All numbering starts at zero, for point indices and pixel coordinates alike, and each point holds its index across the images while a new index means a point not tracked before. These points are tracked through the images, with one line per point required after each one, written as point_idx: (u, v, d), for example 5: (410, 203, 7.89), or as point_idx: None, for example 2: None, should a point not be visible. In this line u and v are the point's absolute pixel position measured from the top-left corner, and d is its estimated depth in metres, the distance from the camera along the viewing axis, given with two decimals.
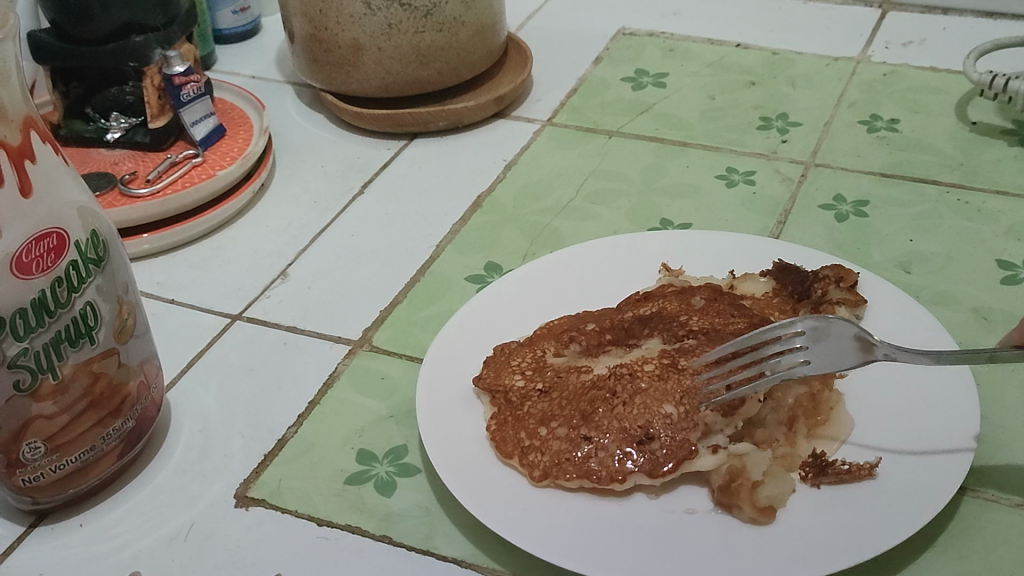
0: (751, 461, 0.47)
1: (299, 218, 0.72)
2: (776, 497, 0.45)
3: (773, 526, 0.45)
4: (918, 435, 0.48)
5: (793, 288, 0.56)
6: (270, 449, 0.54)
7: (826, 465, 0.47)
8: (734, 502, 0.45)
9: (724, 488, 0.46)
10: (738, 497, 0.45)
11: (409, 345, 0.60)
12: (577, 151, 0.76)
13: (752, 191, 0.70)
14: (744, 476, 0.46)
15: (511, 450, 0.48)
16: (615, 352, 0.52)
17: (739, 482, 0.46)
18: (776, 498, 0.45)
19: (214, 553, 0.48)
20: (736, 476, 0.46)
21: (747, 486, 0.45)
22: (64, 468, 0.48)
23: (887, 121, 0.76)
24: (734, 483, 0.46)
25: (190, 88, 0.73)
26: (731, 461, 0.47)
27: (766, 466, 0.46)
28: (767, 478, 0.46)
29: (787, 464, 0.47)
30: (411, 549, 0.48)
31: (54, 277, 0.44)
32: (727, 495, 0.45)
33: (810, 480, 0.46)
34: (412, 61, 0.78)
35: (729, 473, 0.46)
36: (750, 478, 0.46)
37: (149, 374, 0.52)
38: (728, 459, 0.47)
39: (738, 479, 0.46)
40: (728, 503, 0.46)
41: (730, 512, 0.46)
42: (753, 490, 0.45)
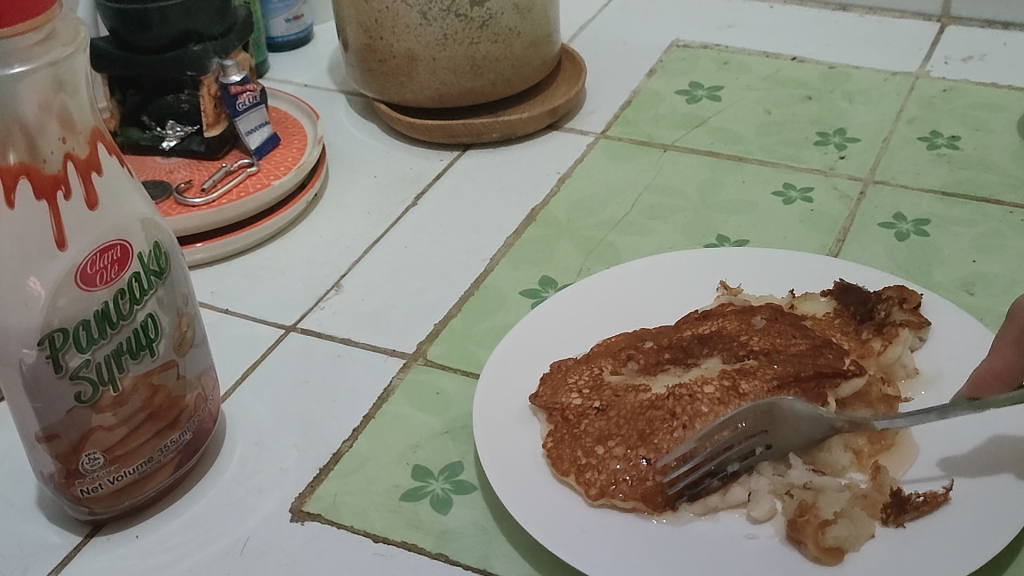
0: (824, 500, 0.45)
1: (353, 229, 0.72)
2: (846, 538, 0.44)
3: (838, 567, 0.43)
4: (985, 462, 0.47)
5: (854, 310, 0.55)
6: (325, 463, 0.53)
7: (906, 502, 0.45)
8: (800, 538, 0.44)
9: (792, 522, 0.45)
10: (804, 534, 0.44)
11: (465, 360, 0.59)
12: (632, 164, 0.76)
13: (810, 207, 0.69)
14: (813, 512, 0.45)
15: (567, 467, 0.48)
16: (674, 370, 0.52)
17: (807, 519, 0.44)
18: (848, 534, 0.44)
19: (270, 568, 0.48)
20: (805, 512, 0.45)
21: (815, 522, 0.44)
22: (121, 479, 0.48)
23: (947, 137, 0.75)
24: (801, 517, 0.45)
25: (246, 97, 0.73)
26: (802, 500, 0.46)
27: (840, 506, 0.45)
28: (839, 516, 0.45)
29: (867, 504, 0.45)
30: (467, 568, 0.47)
31: (117, 289, 0.44)
32: (794, 529, 0.44)
33: (885, 519, 0.45)
34: (467, 72, 0.78)
35: (798, 510, 0.45)
36: (819, 515, 0.44)
37: (207, 386, 0.52)
38: (801, 496, 0.46)
39: (806, 515, 0.45)
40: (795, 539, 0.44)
41: (798, 547, 0.44)
42: (821, 526, 0.44)
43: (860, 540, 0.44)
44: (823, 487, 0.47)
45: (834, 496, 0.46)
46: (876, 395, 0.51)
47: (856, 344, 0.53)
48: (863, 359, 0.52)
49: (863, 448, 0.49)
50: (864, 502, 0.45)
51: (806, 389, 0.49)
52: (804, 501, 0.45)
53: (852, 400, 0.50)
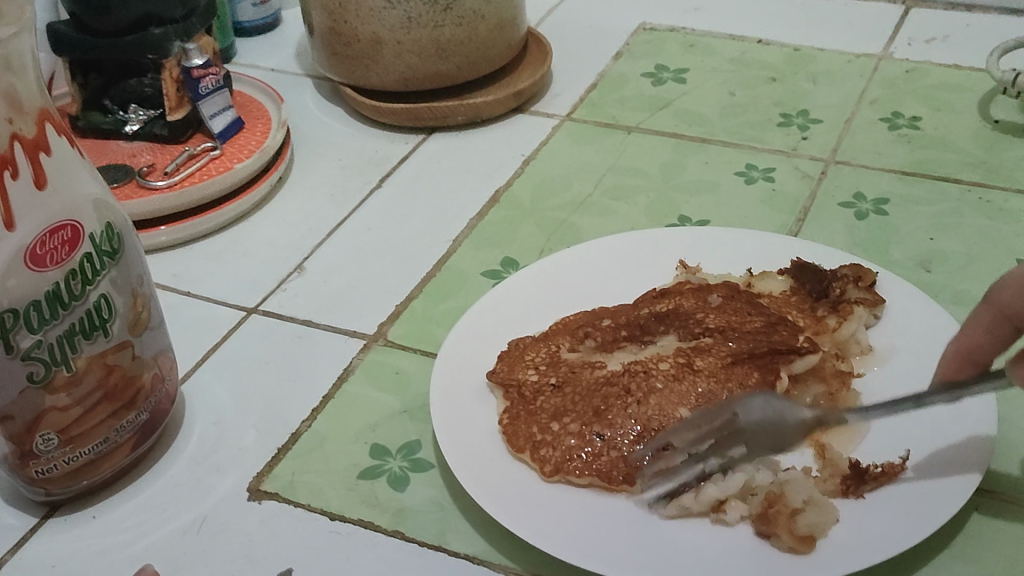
0: (791, 488, 0.45)
1: (317, 212, 0.72)
2: (817, 525, 0.43)
3: (812, 556, 0.43)
4: (935, 437, 0.48)
5: (810, 287, 0.55)
6: (283, 443, 0.54)
7: (865, 473, 0.45)
8: (772, 530, 0.44)
9: (764, 515, 0.44)
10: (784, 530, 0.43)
11: (424, 340, 0.59)
12: (596, 146, 0.76)
13: (771, 187, 0.69)
14: (785, 501, 0.44)
15: (522, 444, 0.48)
16: (631, 347, 0.52)
17: (778, 509, 0.44)
18: (824, 524, 0.44)
19: (226, 546, 0.48)
20: (774, 502, 0.44)
21: (786, 512, 0.44)
22: (77, 460, 0.48)
23: (908, 118, 0.75)
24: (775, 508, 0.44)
25: (209, 81, 0.73)
26: (769, 492, 0.45)
27: (809, 494, 0.45)
28: (808, 504, 0.44)
29: (829, 482, 0.46)
30: (422, 545, 0.48)
31: (68, 269, 0.44)
32: (767, 523, 0.44)
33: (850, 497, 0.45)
34: (431, 55, 0.78)
35: (768, 502, 0.45)
36: (789, 504, 0.44)
37: (164, 367, 0.52)
38: (766, 488, 0.46)
39: (777, 505, 0.44)
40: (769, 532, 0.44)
41: (767, 538, 0.44)
42: (792, 515, 0.44)
43: (832, 522, 0.44)
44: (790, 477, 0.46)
45: (799, 483, 0.46)
46: (829, 370, 0.51)
47: (811, 320, 0.53)
48: (818, 336, 0.52)
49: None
50: (826, 483, 0.46)
51: (761, 366, 0.49)
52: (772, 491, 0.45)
53: (806, 376, 0.50)
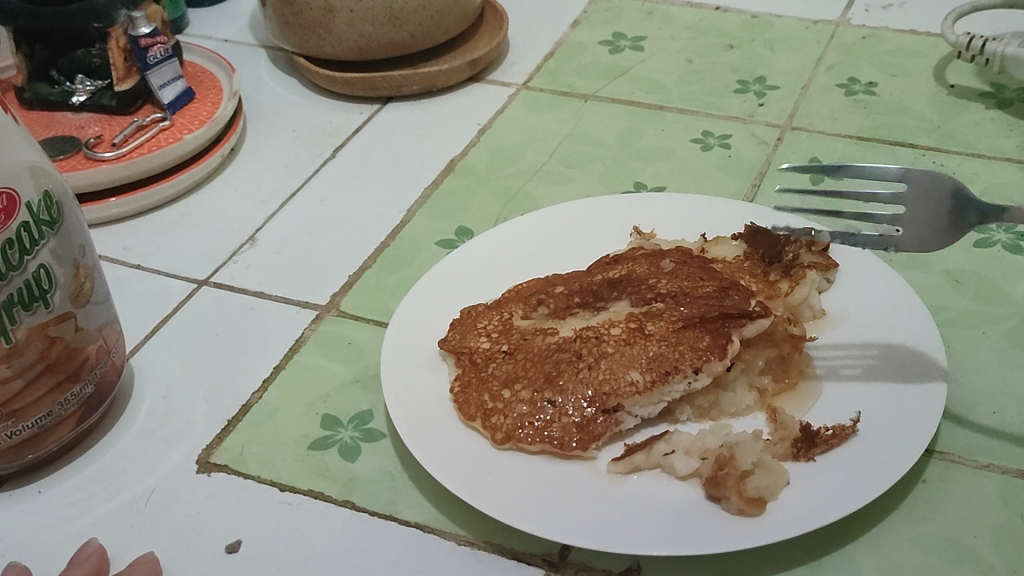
0: (742, 450, 0.45)
1: (270, 184, 0.71)
2: (766, 488, 0.43)
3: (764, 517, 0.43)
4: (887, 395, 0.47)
5: (764, 252, 0.55)
6: (233, 414, 0.53)
7: (815, 436, 0.45)
8: (722, 493, 0.43)
9: (713, 478, 0.44)
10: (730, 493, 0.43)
11: (377, 309, 0.59)
12: (552, 115, 0.75)
13: (728, 154, 0.69)
14: (733, 463, 0.44)
15: (474, 412, 0.48)
16: (582, 314, 0.52)
17: (727, 472, 0.44)
18: (771, 486, 0.43)
19: (174, 519, 0.48)
20: (724, 464, 0.44)
21: (735, 475, 0.44)
22: (20, 434, 0.47)
23: (865, 83, 0.75)
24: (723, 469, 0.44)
25: (157, 50, 0.71)
26: (719, 455, 0.45)
27: (757, 457, 0.45)
28: (757, 466, 0.44)
29: (780, 445, 0.46)
30: (373, 514, 0.47)
31: (5, 238, 0.43)
32: (716, 486, 0.44)
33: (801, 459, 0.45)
34: (385, 24, 0.77)
35: (717, 465, 0.44)
36: (738, 467, 0.44)
37: (109, 338, 0.51)
38: (717, 452, 0.46)
39: (726, 468, 0.44)
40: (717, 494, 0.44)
41: (716, 500, 0.44)
42: (741, 477, 0.44)
43: (780, 483, 0.44)
44: (740, 439, 0.46)
45: (750, 446, 0.46)
46: (782, 334, 0.50)
47: (763, 285, 0.53)
48: (771, 301, 0.52)
49: (766, 386, 0.50)
50: (778, 445, 0.46)
51: (713, 329, 0.49)
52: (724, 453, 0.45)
53: (758, 341, 0.50)
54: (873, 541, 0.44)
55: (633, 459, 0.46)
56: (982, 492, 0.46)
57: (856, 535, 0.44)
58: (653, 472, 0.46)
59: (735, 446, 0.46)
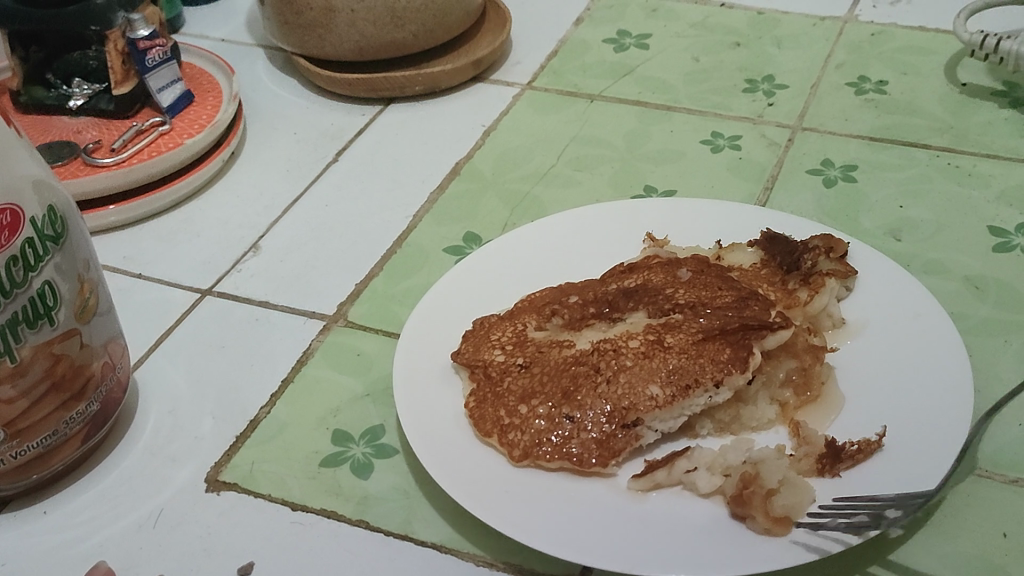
0: (767, 469, 0.44)
1: (272, 188, 0.70)
2: (792, 506, 0.42)
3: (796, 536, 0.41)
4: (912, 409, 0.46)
5: (781, 260, 0.54)
6: (242, 430, 0.52)
7: (840, 450, 0.44)
8: (747, 511, 0.42)
9: (737, 496, 0.43)
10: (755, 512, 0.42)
11: (385, 319, 0.58)
12: (558, 116, 0.74)
13: (738, 155, 0.68)
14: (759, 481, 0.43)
15: (490, 429, 0.47)
16: (598, 326, 0.50)
17: (753, 490, 0.43)
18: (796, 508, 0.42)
19: (184, 541, 0.46)
20: (749, 482, 0.43)
21: (761, 494, 0.42)
22: (25, 454, 0.46)
23: (875, 82, 0.74)
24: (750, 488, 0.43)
25: (156, 53, 0.70)
26: (743, 472, 0.44)
27: (781, 475, 0.44)
28: (784, 485, 0.43)
29: (805, 462, 0.44)
30: (388, 534, 0.46)
31: (9, 255, 0.42)
32: (741, 504, 0.42)
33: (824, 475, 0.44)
34: (387, 24, 0.75)
35: (741, 482, 0.43)
36: (764, 486, 0.43)
37: (114, 354, 0.50)
38: (740, 468, 0.44)
39: (751, 486, 0.43)
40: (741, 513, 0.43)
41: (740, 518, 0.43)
42: (768, 496, 0.42)
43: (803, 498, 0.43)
44: (763, 456, 0.45)
45: (773, 464, 0.44)
46: (802, 345, 0.49)
47: (782, 294, 0.52)
48: (790, 309, 0.51)
49: (787, 399, 0.48)
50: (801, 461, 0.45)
51: (733, 342, 0.47)
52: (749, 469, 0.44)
53: (779, 352, 0.49)
54: (900, 561, 0.43)
55: (653, 475, 0.44)
56: (1011, 508, 0.45)
57: (884, 554, 0.43)
58: (673, 487, 0.45)
59: (761, 464, 0.44)
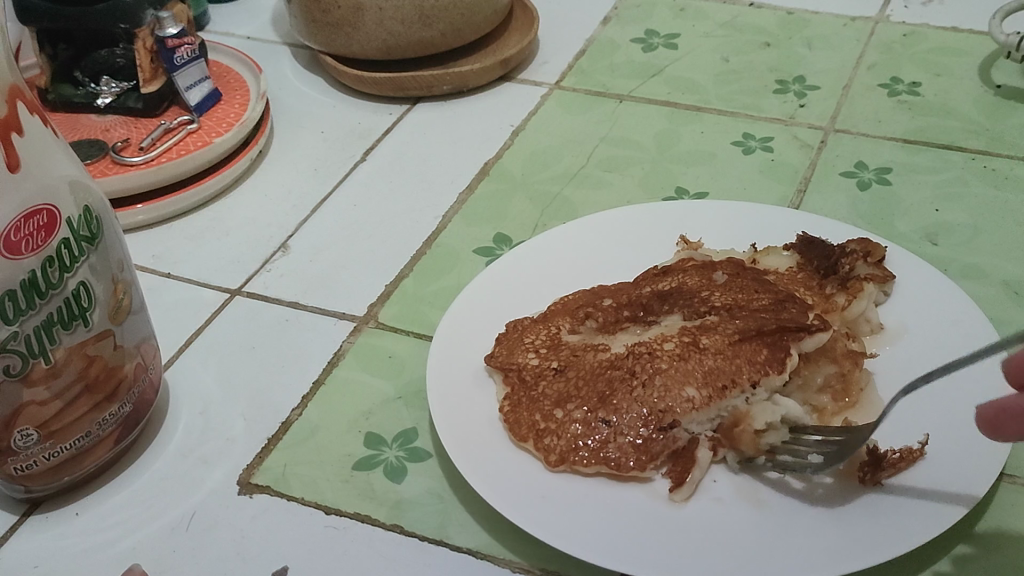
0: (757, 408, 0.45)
1: (300, 187, 0.69)
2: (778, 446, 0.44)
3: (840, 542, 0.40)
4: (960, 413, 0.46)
5: (818, 264, 0.53)
6: (274, 432, 0.51)
7: (882, 459, 0.43)
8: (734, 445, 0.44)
9: (728, 433, 0.45)
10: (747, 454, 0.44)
11: (416, 321, 0.57)
12: (588, 116, 0.74)
13: (771, 157, 0.67)
14: (746, 421, 0.44)
15: (525, 433, 0.46)
16: (633, 330, 0.50)
17: (741, 428, 0.44)
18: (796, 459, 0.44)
19: (217, 544, 0.46)
20: (739, 420, 0.44)
21: (748, 434, 0.44)
22: (58, 455, 0.46)
23: (908, 84, 0.74)
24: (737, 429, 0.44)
25: (184, 51, 0.70)
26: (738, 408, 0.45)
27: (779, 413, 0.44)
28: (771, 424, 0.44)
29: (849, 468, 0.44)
30: (423, 539, 0.46)
31: (45, 256, 0.41)
32: (731, 439, 0.44)
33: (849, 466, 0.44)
34: (415, 22, 0.75)
35: (734, 420, 0.45)
36: (752, 424, 0.44)
37: (146, 355, 0.49)
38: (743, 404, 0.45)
39: (740, 425, 0.44)
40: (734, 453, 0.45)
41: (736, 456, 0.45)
42: (755, 434, 0.44)
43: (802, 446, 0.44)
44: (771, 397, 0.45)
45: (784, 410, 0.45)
46: (841, 350, 0.48)
47: (820, 299, 0.51)
48: (828, 314, 0.50)
49: (824, 405, 0.47)
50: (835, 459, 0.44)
51: (770, 343, 0.47)
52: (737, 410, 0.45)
53: (818, 355, 0.48)
54: (945, 570, 0.43)
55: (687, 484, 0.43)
56: None
57: (928, 565, 0.43)
58: (704, 485, 0.44)
59: (756, 403, 0.45)
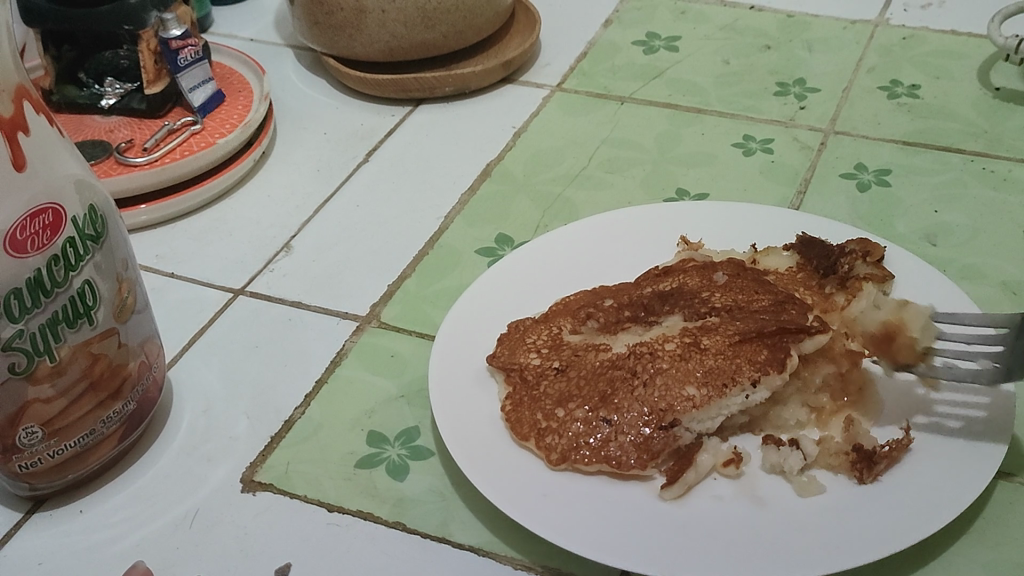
0: (909, 315, 0.48)
1: (303, 188, 0.70)
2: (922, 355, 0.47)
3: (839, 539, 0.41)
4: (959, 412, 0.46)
5: (817, 264, 0.53)
6: (277, 431, 0.52)
7: (874, 455, 0.43)
8: (885, 354, 0.48)
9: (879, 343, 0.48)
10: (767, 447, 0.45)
11: (418, 320, 0.58)
12: (589, 118, 0.74)
13: (771, 159, 0.68)
14: (903, 332, 0.48)
15: (526, 432, 0.46)
16: (634, 329, 0.50)
17: (894, 338, 0.48)
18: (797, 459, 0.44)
19: (220, 541, 0.46)
20: (891, 329, 0.48)
21: (908, 347, 0.47)
22: (62, 453, 0.46)
23: (907, 86, 0.74)
24: (894, 341, 0.48)
25: (187, 53, 0.71)
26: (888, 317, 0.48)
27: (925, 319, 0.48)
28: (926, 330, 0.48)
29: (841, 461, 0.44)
30: (425, 536, 0.46)
31: (50, 255, 0.42)
32: (885, 348, 0.48)
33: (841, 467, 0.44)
34: (418, 24, 0.75)
35: (887, 329, 0.48)
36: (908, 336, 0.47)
37: (151, 354, 0.50)
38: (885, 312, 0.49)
39: (897, 333, 0.48)
40: (887, 361, 0.48)
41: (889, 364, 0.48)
42: (914, 346, 0.47)
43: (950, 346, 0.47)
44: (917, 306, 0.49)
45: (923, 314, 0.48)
46: (839, 349, 0.48)
47: (820, 298, 0.51)
48: (827, 314, 0.50)
49: (822, 405, 0.48)
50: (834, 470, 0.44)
51: (770, 343, 0.47)
52: (888, 318, 0.48)
53: (817, 357, 0.48)
54: (942, 568, 0.43)
55: (682, 480, 0.44)
56: None
57: (926, 562, 0.43)
58: (703, 483, 0.44)
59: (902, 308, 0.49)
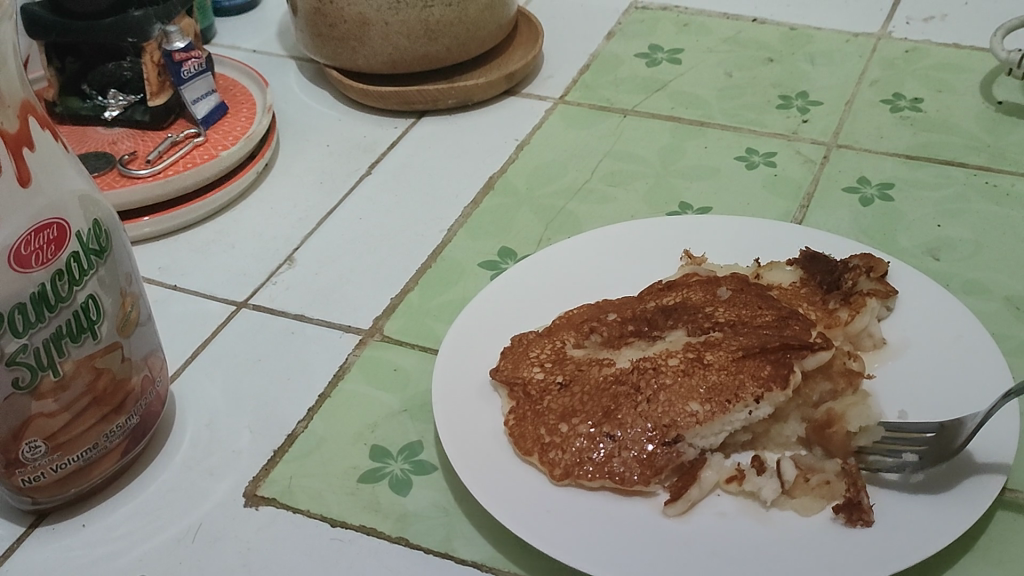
0: (856, 408, 0.46)
1: (306, 201, 0.70)
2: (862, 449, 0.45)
3: (842, 558, 0.41)
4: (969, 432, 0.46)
5: (821, 279, 0.53)
6: (279, 445, 0.52)
7: (858, 504, 0.42)
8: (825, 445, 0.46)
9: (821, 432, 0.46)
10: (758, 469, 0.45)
11: (421, 334, 0.58)
12: (592, 131, 0.74)
13: (773, 172, 0.68)
14: (841, 423, 0.45)
15: (530, 447, 0.46)
16: (638, 344, 0.50)
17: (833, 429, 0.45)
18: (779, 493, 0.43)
19: (223, 556, 0.46)
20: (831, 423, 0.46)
21: (841, 437, 0.45)
22: (66, 467, 0.46)
23: (910, 100, 0.74)
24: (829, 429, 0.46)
25: (191, 65, 0.71)
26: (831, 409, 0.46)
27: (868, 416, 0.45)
28: (865, 427, 0.45)
29: (825, 492, 0.43)
30: (428, 552, 0.46)
31: (55, 269, 0.42)
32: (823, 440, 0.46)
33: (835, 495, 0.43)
34: (420, 37, 0.76)
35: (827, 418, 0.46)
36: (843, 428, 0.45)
37: (154, 368, 0.50)
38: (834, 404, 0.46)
39: (834, 425, 0.45)
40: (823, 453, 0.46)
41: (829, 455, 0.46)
42: (847, 436, 0.45)
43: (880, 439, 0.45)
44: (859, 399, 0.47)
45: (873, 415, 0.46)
46: (838, 368, 0.48)
47: (822, 314, 0.51)
48: (830, 330, 0.50)
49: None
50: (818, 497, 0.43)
51: (773, 360, 0.46)
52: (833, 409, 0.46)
53: (816, 373, 0.48)
54: None
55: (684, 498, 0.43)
56: None
57: None
58: (706, 500, 0.44)
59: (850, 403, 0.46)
